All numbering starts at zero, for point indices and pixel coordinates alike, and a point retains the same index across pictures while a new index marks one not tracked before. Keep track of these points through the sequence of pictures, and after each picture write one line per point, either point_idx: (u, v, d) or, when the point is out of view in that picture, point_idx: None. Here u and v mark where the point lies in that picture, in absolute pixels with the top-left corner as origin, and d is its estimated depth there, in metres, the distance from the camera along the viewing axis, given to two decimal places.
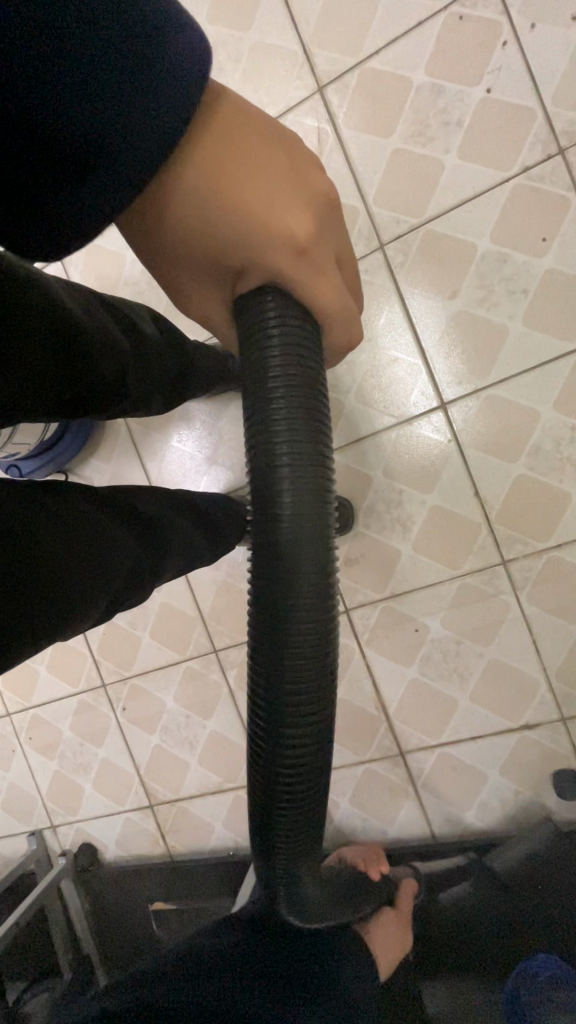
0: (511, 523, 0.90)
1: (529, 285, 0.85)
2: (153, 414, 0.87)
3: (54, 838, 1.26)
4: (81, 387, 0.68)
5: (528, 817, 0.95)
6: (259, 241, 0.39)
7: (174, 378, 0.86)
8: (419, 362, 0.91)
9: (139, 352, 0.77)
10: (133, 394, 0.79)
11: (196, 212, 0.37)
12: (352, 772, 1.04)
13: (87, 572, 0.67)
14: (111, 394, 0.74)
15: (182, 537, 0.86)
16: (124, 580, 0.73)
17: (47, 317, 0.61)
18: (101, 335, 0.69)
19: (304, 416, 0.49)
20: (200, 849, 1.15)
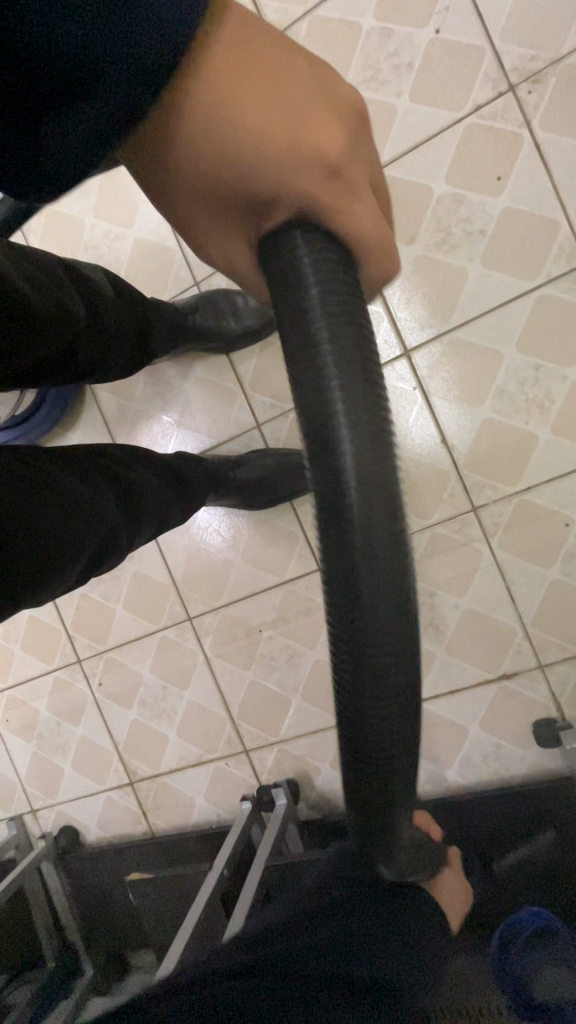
0: (480, 467, 0.89)
1: (486, 225, 0.84)
2: (115, 379, 0.81)
3: (34, 821, 1.23)
4: (27, 355, 0.64)
5: (512, 771, 0.93)
6: (286, 158, 0.26)
7: (136, 340, 0.80)
8: (381, 310, 0.90)
9: (94, 312, 0.72)
10: (90, 357, 0.73)
11: (211, 132, 0.27)
12: (333, 734, 1.01)
13: (44, 540, 0.58)
14: (64, 357, 0.70)
15: (160, 496, 0.75)
16: (96, 545, 0.64)
17: None
18: (50, 305, 0.64)
19: (372, 385, 0.24)
20: (183, 824, 1.12)
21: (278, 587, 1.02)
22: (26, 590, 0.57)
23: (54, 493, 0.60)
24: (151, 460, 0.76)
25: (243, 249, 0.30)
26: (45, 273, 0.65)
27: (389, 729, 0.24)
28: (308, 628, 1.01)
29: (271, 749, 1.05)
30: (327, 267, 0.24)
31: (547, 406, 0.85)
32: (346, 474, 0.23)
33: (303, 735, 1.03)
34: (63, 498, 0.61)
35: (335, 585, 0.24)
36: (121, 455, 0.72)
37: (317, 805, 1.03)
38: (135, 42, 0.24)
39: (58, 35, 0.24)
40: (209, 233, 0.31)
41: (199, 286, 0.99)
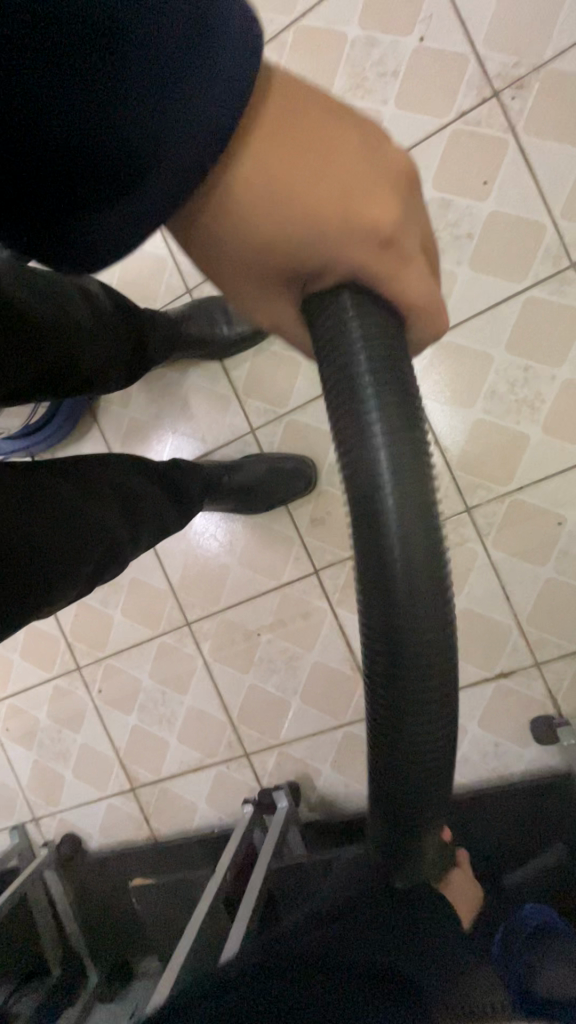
0: (473, 468, 0.90)
1: (473, 229, 0.85)
2: (116, 392, 0.81)
3: (36, 830, 1.23)
4: (32, 370, 0.64)
5: (511, 769, 0.93)
6: (341, 228, 0.27)
7: (134, 348, 0.80)
8: None
9: (92, 327, 0.72)
10: (89, 373, 0.72)
11: (260, 211, 0.28)
12: (333, 736, 1.02)
13: (46, 553, 0.58)
14: (64, 375, 0.69)
15: (160, 505, 0.75)
16: (98, 557, 0.65)
17: None
18: (52, 318, 0.66)
19: (413, 424, 0.26)
20: (185, 829, 1.12)
21: (275, 591, 1.03)
22: (31, 604, 0.57)
23: (53, 505, 0.61)
24: (147, 467, 0.76)
25: (291, 312, 0.31)
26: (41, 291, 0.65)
27: (425, 739, 0.27)
28: (306, 631, 1.01)
29: (272, 752, 1.06)
30: (374, 333, 0.26)
31: (538, 406, 0.86)
32: (391, 524, 0.26)
33: (303, 737, 1.04)
34: (63, 510, 0.62)
35: (377, 622, 0.27)
36: (118, 465, 0.72)
37: (318, 807, 1.04)
38: (188, 146, 0.25)
39: (112, 130, 0.24)
40: (259, 294, 0.31)
41: (191, 293, 1.00)
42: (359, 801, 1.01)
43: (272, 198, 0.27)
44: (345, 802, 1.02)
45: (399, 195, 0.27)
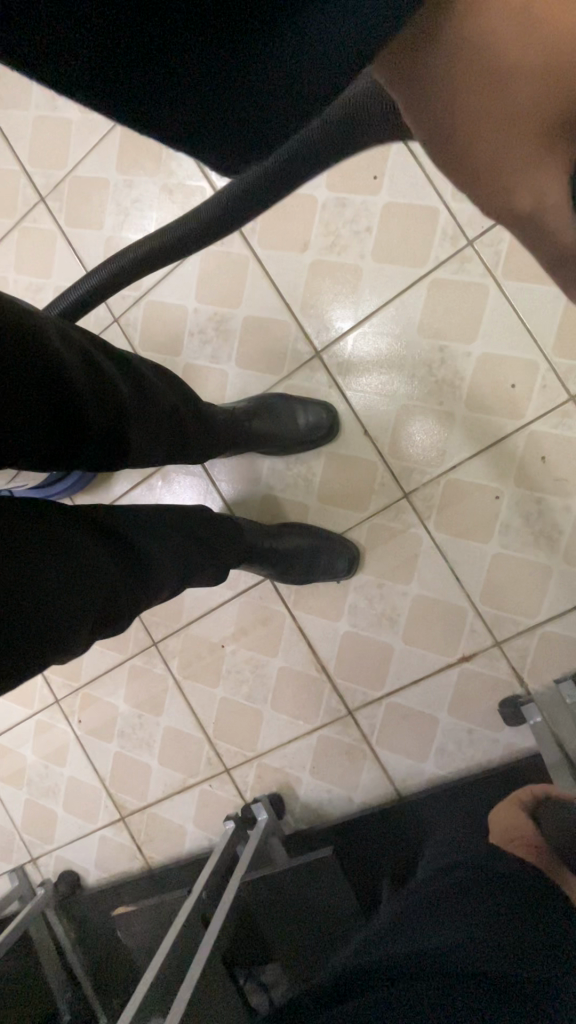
0: (403, 455, 0.91)
1: (371, 222, 0.88)
2: (187, 459, 0.79)
3: (36, 871, 1.22)
4: (119, 444, 0.64)
5: (488, 756, 0.90)
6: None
7: (193, 423, 0.77)
8: (287, 319, 0.94)
9: (147, 410, 0.67)
10: (163, 443, 0.72)
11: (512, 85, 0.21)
12: (308, 742, 1.00)
13: (61, 610, 0.57)
14: (67, 444, 0.58)
15: (173, 545, 0.73)
16: (89, 616, 0.60)
17: (94, 381, 0.59)
18: (146, 403, 0.67)
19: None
20: (177, 855, 1.09)
21: (233, 601, 1.03)
22: (8, 671, 0.53)
23: (78, 559, 0.59)
24: (169, 507, 0.77)
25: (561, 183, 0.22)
26: (58, 345, 0.55)
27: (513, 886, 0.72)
28: (267, 637, 1.01)
29: (251, 765, 1.04)
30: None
31: (458, 386, 0.87)
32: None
33: (279, 747, 1.02)
34: (68, 560, 0.58)
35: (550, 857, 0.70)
36: (117, 510, 0.69)
37: (304, 817, 1.00)
38: None
39: None
40: (506, 179, 0.23)
41: (118, 320, 1.03)
42: (341, 806, 0.98)
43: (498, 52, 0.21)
44: (328, 808, 0.98)
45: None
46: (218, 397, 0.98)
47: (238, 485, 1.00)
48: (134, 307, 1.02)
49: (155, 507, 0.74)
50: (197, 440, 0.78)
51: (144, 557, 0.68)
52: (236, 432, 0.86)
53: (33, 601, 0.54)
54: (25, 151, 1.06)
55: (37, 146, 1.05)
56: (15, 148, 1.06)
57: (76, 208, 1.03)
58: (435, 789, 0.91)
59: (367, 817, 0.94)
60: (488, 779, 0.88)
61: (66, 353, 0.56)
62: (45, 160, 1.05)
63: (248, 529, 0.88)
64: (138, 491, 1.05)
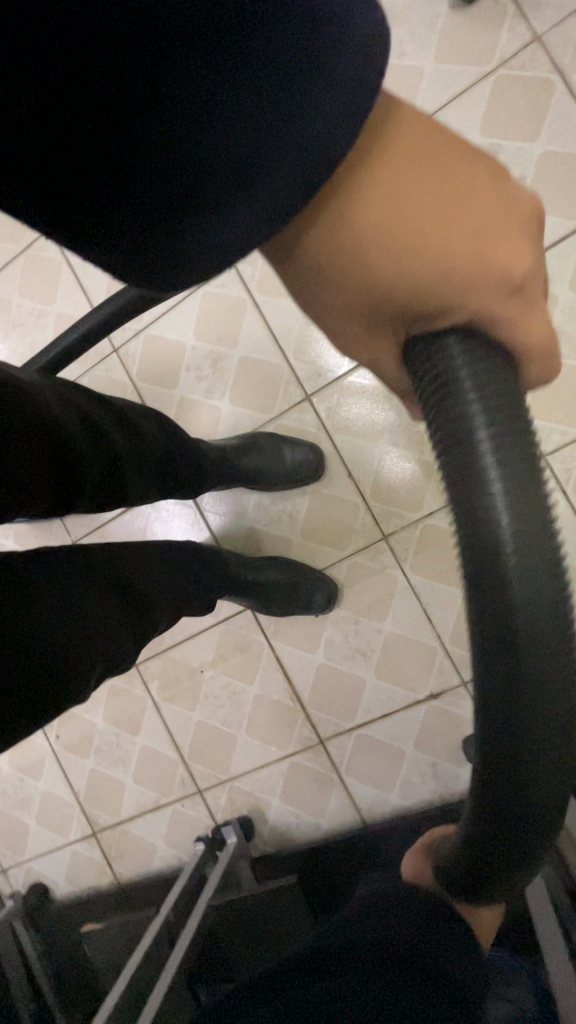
0: (383, 498, 0.95)
1: None
2: (178, 496, 0.83)
3: (5, 882, 1.23)
4: (117, 487, 0.69)
5: (449, 790, 0.94)
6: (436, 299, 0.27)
7: (183, 464, 0.80)
8: (280, 361, 0.98)
9: (142, 455, 0.72)
10: (159, 483, 0.76)
11: (343, 282, 0.29)
12: (279, 767, 1.03)
13: (68, 654, 0.60)
14: (67, 493, 0.63)
15: (166, 581, 0.76)
16: (97, 658, 0.63)
17: (88, 434, 0.64)
18: (141, 448, 0.72)
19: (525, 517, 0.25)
20: (146, 872, 1.12)
21: (214, 626, 1.06)
22: (20, 723, 0.57)
23: (77, 603, 0.63)
24: (164, 544, 0.81)
25: (392, 355, 0.30)
26: (55, 407, 0.62)
27: None
28: (245, 664, 1.05)
29: (223, 788, 1.07)
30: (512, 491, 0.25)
31: None
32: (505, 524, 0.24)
33: (251, 771, 1.05)
34: (66, 607, 0.62)
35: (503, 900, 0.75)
36: (110, 548, 0.72)
37: (271, 840, 1.03)
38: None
39: None
40: (355, 343, 0.32)
41: (117, 350, 1.06)
42: (308, 831, 1.01)
43: (360, 226, 0.28)
44: (295, 832, 1.02)
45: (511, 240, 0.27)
46: (210, 431, 1.02)
47: (225, 516, 1.04)
48: (133, 339, 1.06)
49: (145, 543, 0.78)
50: (188, 478, 0.82)
51: (142, 594, 0.72)
52: (225, 469, 0.89)
53: (40, 649, 0.58)
54: None
55: None
56: None
57: None
58: (399, 820, 0.95)
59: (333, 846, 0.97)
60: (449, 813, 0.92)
61: (62, 412, 0.62)
62: None
63: (231, 561, 0.91)
64: (127, 516, 1.08)
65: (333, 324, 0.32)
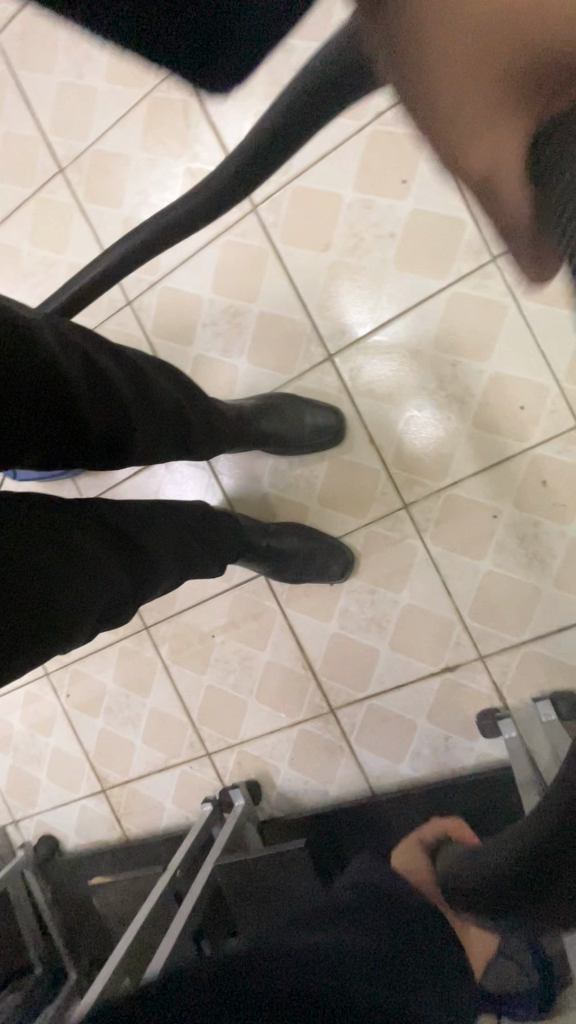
0: (406, 465, 0.91)
1: (395, 227, 0.87)
2: (193, 456, 0.80)
3: (16, 832, 1.26)
4: (122, 444, 0.65)
5: (461, 763, 0.93)
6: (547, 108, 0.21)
7: (198, 422, 0.77)
8: (302, 317, 0.93)
9: (151, 413, 0.68)
10: (169, 442, 0.73)
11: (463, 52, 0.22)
12: (288, 734, 1.03)
13: (65, 610, 0.59)
14: (66, 445, 0.60)
15: (175, 541, 0.74)
16: (93, 614, 0.62)
17: (94, 386, 0.61)
18: (151, 404, 0.68)
19: None
20: (154, 829, 1.13)
21: (226, 592, 1.05)
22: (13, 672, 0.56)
23: (81, 560, 0.61)
24: (175, 503, 0.78)
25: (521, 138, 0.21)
26: (59, 352, 0.57)
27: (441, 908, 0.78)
28: (257, 631, 1.03)
29: (231, 752, 1.07)
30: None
31: (467, 402, 0.87)
32: None
33: (260, 736, 1.05)
34: (68, 564, 0.60)
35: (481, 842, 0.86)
36: (118, 506, 0.70)
37: (279, 804, 1.04)
38: None
39: None
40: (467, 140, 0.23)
41: (132, 303, 1.02)
42: (316, 797, 1.01)
43: None
44: (302, 798, 1.02)
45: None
46: (226, 391, 0.98)
47: (240, 481, 1.01)
48: (148, 291, 1.01)
49: (159, 504, 0.76)
50: (203, 438, 0.78)
51: (146, 555, 0.70)
52: (242, 430, 0.86)
53: (38, 602, 0.57)
54: (47, 118, 1.03)
55: (59, 114, 1.02)
56: (38, 115, 1.03)
57: (95, 183, 1.01)
58: (408, 792, 0.95)
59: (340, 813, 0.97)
60: (460, 786, 0.91)
61: (65, 358, 0.58)
62: (66, 129, 1.02)
63: (246, 526, 0.89)
64: (139, 477, 1.05)
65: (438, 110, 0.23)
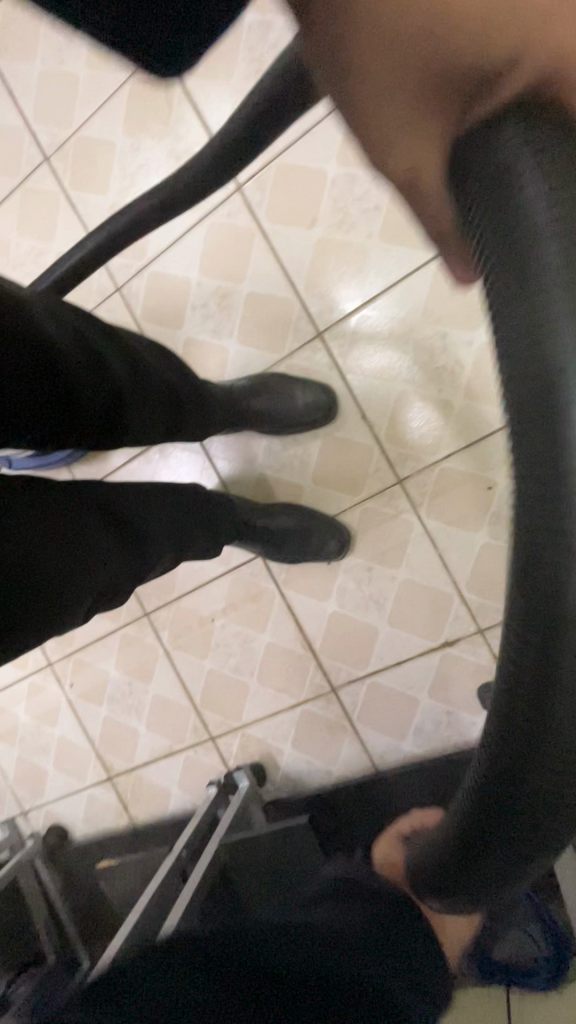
0: (400, 440, 0.91)
1: (381, 201, 0.87)
2: (186, 437, 0.80)
3: (26, 822, 1.27)
4: (116, 422, 0.65)
5: (463, 738, 0.93)
6: (534, 25, 0.15)
7: (188, 401, 0.77)
8: (290, 296, 0.93)
9: (144, 392, 0.68)
10: (163, 420, 0.73)
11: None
12: (291, 715, 1.03)
13: (59, 585, 0.59)
14: (61, 424, 0.59)
15: (172, 521, 0.75)
16: (88, 591, 0.63)
17: (87, 363, 0.60)
18: (143, 383, 0.68)
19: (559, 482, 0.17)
20: (161, 815, 1.14)
21: (225, 575, 1.05)
22: (10, 647, 0.56)
23: (74, 535, 0.61)
24: (172, 485, 0.78)
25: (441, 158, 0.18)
26: (52, 329, 0.57)
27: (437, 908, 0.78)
28: (257, 612, 1.03)
29: (235, 735, 1.07)
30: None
31: (458, 372, 0.87)
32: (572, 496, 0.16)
33: (263, 718, 1.05)
34: (60, 540, 0.60)
35: None
36: (111, 486, 0.70)
37: (283, 784, 1.04)
38: None
39: None
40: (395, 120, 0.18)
41: (121, 289, 1.02)
42: (320, 777, 1.01)
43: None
44: (307, 779, 1.02)
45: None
46: (217, 373, 0.98)
47: (234, 462, 1.01)
48: (136, 276, 1.01)
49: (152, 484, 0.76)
50: (194, 419, 0.79)
51: (141, 534, 0.70)
52: (233, 410, 0.86)
53: (32, 574, 0.56)
54: (30, 108, 1.03)
55: (42, 101, 1.03)
56: (22, 105, 1.04)
57: (80, 170, 1.01)
58: (412, 768, 0.94)
59: (347, 792, 0.97)
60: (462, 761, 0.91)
61: (59, 334, 0.58)
62: (49, 117, 1.02)
63: (240, 506, 0.89)
64: (135, 463, 1.06)
65: (363, 116, 0.18)
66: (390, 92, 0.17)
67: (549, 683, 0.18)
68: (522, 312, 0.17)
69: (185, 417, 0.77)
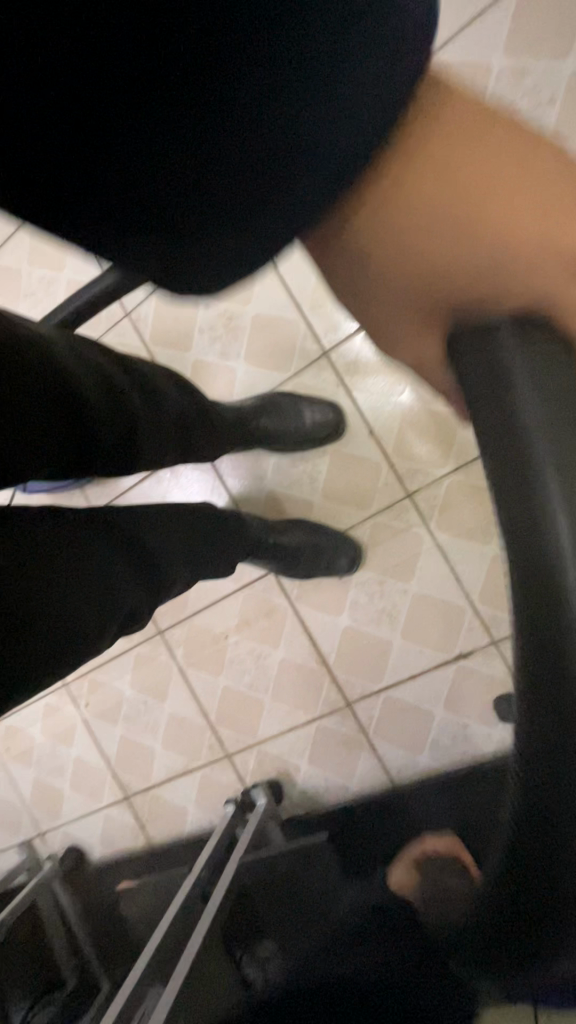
0: (408, 455, 0.92)
1: None
2: (197, 459, 0.81)
3: (43, 845, 1.27)
4: (133, 451, 0.67)
5: (480, 751, 0.93)
6: (513, 266, 0.24)
7: (199, 424, 0.78)
8: (296, 317, 0.95)
9: (158, 420, 0.70)
10: (176, 445, 0.75)
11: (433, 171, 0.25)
12: (306, 731, 1.03)
13: (82, 614, 0.60)
14: (81, 456, 0.61)
15: (187, 542, 0.76)
16: (111, 619, 0.64)
17: (105, 397, 0.62)
18: (157, 411, 0.70)
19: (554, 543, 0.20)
20: (179, 835, 1.13)
21: (237, 592, 1.06)
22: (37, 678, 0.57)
23: (94, 564, 0.62)
24: (186, 507, 0.80)
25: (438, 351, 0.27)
26: (71, 367, 0.59)
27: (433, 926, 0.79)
28: (270, 629, 1.04)
29: (251, 752, 1.07)
30: (544, 362, 0.22)
31: None
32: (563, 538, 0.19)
33: (279, 735, 1.05)
34: (81, 570, 0.61)
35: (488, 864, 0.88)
36: (127, 511, 0.71)
37: (300, 801, 1.04)
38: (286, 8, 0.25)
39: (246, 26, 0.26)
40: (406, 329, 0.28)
41: (130, 315, 1.05)
42: (338, 793, 1.01)
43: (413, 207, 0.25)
44: (325, 796, 1.02)
45: (572, 168, 0.24)
46: (226, 394, 1.00)
47: (244, 481, 1.02)
48: (145, 301, 1.03)
49: (165, 506, 0.77)
50: (205, 442, 0.80)
51: (158, 559, 0.71)
52: (243, 431, 0.88)
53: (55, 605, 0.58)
54: None
55: None
56: None
57: None
58: (429, 782, 0.94)
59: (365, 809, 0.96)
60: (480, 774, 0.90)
61: (77, 368, 0.60)
62: None
63: (253, 524, 0.90)
64: (146, 484, 1.07)
65: (380, 319, 0.29)
66: (403, 312, 0.28)
67: (559, 735, 0.19)
68: (493, 398, 0.22)
69: (196, 441, 0.78)
